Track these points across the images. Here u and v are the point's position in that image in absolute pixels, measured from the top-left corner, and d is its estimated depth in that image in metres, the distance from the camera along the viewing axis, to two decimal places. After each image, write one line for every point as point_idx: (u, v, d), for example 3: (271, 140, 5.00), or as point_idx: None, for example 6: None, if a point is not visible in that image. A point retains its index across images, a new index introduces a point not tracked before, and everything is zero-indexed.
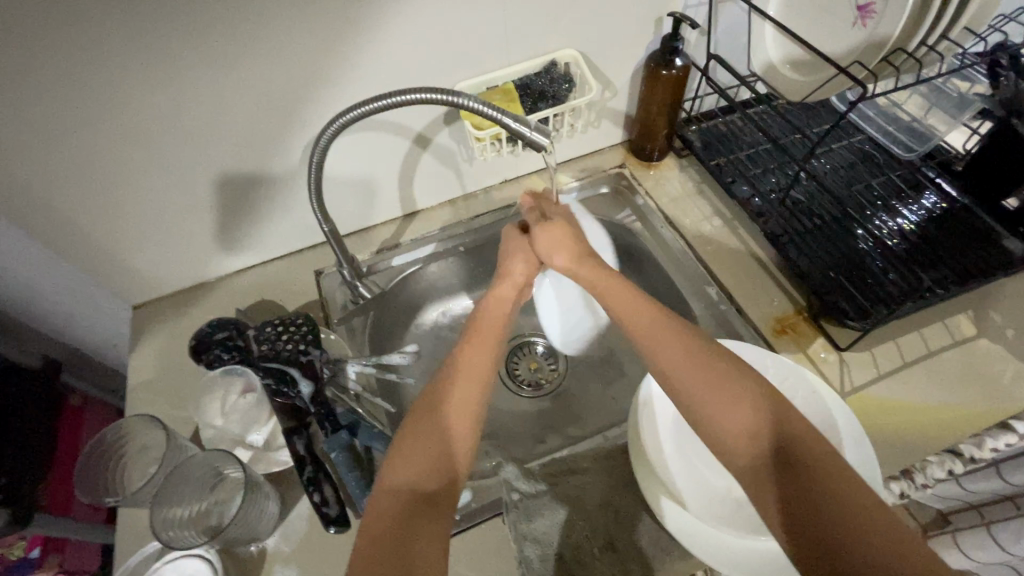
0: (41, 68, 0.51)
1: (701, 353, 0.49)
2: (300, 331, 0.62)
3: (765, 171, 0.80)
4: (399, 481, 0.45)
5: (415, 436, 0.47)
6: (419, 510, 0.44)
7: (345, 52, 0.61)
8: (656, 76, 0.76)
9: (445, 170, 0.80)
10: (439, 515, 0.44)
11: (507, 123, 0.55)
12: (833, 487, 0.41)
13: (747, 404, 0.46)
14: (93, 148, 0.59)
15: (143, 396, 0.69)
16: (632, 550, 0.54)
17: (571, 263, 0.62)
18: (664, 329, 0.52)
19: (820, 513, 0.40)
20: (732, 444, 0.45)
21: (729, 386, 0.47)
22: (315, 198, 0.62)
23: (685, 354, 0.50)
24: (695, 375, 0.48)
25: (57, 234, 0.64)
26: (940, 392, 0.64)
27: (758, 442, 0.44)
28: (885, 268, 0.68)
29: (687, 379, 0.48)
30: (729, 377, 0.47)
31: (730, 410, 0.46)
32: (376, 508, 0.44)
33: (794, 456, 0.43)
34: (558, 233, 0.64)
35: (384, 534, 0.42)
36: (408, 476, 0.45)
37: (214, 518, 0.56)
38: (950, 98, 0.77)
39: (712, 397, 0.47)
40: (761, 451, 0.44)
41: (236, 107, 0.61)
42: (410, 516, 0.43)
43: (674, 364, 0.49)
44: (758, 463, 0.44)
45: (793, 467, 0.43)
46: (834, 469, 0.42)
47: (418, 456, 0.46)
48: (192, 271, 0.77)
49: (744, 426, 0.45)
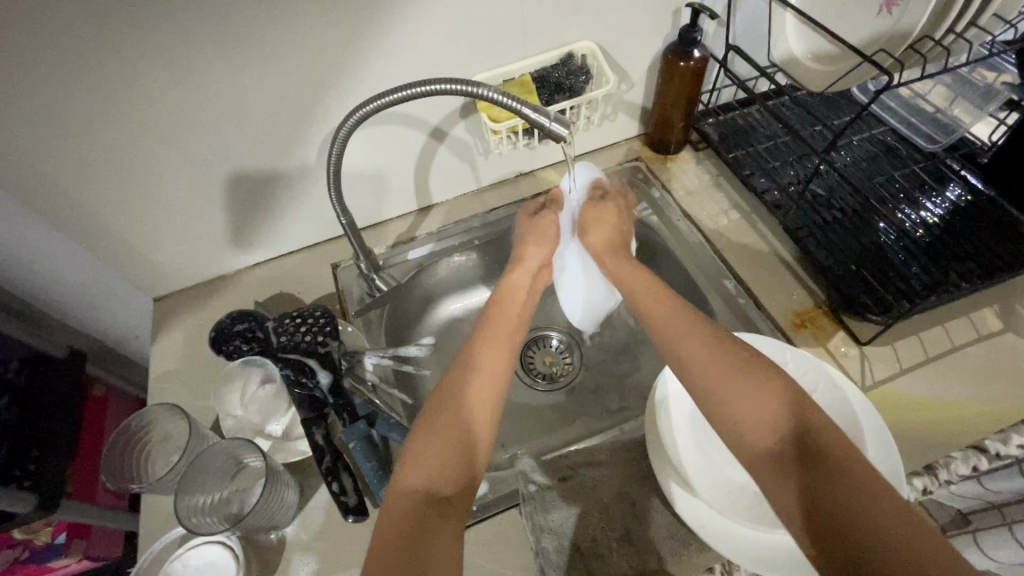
0: (66, 64, 0.52)
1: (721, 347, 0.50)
2: (317, 323, 0.64)
3: (784, 164, 0.79)
4: (413, 479, 0.45)
5: (428, 436, 0.48)
6: (432, 509, 0.44)
7: (363, 46, 0.62)
8: (673, 67, 0.75)
9: (460, 162, 0.80)
10: (451, 515, 0.44)
11: (526, 114, 0.55)
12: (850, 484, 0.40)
13: (768, 397, 0.46)
14: (117, 142, 0.60)
15: (165, 386, 0.71)
16: (649, 543, 0.54)
17: (603, 249, 0.70)
18: (685, 318, 0.54)
19: (840, 511, 0.39)
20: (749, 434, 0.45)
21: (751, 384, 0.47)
22: (333, 190, 0.62)
23: (703, 345, 0.51)
24: (713, 366, 0.49)
25: (81, 228, 0.66)
26: (964, 388, 0.62)
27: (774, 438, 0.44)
28: (908, 261, 0.67)
29: (704, 377, 0.49)
30: (749, 372, 0.47)
31: (751, 402, 0.46)
32: (389, 507, 0.44)
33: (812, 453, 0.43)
34: (608, 223, 0.72)
35: (396, 532, 0.42)
36: (422, 474, 0.45)
37: (235, 506, 0.58)
38: (976, 89, 0.75)
39: (731, 394, 0.47)
40: (783, 452, 0.44)
41: (255, 101, 0.62)
42: (423, 515, 0.43)
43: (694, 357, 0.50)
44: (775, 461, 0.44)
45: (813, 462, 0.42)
46: (857, 466, 0.41)
47: (432, 454, 0.47)
48: (211, 264, 0.78)
49: (763, 419, 0.45)
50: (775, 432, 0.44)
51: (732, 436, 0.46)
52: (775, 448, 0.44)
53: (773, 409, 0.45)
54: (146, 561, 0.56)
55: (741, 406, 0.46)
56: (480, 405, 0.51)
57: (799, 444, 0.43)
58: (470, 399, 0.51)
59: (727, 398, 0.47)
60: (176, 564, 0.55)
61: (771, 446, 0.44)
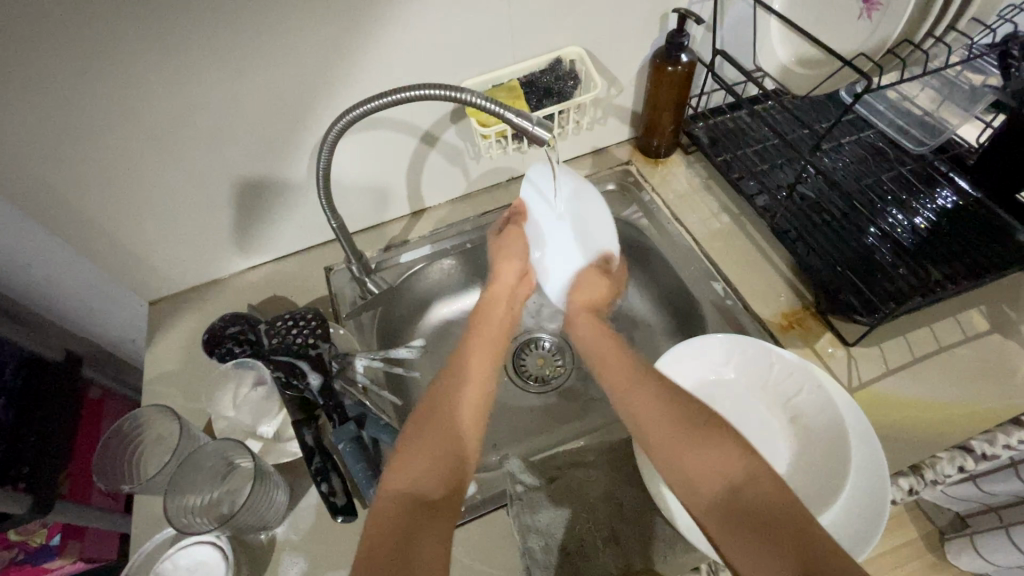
0: (60, 72, 0.53)
1: (678, 403, 0.52)
2: (308, 325, 0.65)
3: (773, 167, 0.80)
4: (403, 480, 0.46)
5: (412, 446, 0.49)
6: (421, 508, 0.45)
7: (352, 53, 0.63)
8: (661, 72, 0.76)
9: (452, 167, 0.81)
10: (439, 515, 0.45)
11: (510, 119, 0.56)
12: (792, 528, 0.42)
13: (718, 451, 0.47)
14: (110, 149, 0.61)
15: (160, 388, 0.71)
16: (636, 542, 0.54)
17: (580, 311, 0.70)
18: (637, 378, 0.57)
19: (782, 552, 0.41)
20: (698, 489, 0.47)
21: (701, 429, 0.49)
22: (323, 194, 0.63)
23: (655, 403, 0.53)
24: (662, 424, 0.51)
25: (76, 233, 0.67)
26: (951, 389, 0.63)
27: (720, 485, 0.46)
28: (895, 262, 0.68)
29: (654, 429, 0.51)
30: (700, 421, 0.50)
31: (700, 460, 0.47)
32: (379, 508, 0.45)
33: (759, 504, 0.44)
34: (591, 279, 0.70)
35: (385, 529, 0.43)
36: (412, 476, 0.47)
37: (225, 507, 0.58)
38: (963, 91, 0.73)
39: (674, 442, 0.49)
40: (728, 497, 0.45)
41: (247, 109, 0.63)
42: (412, 516, 0.44)
43: (647, 410, 0.53)
44: (721, 506, 0.45)
45: (764, 512, 0.43)
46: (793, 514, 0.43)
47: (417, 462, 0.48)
48: (207, 268, 0.79)
49: (704, 472, 0.47)
50: (722, 487, 0.46)
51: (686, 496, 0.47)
52: (724, 506, 0.45)
53: (725, 465, 0.47)
54: (137, 560, 0.57)
55: (691, 461, 0.48)
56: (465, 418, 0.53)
57: (747, 495, 0.45)
58: (458, 410, 0.54)
59: (680, 456, 0.48)
60: (166, 564, 0.55)
61: (717, 496, 0.46)
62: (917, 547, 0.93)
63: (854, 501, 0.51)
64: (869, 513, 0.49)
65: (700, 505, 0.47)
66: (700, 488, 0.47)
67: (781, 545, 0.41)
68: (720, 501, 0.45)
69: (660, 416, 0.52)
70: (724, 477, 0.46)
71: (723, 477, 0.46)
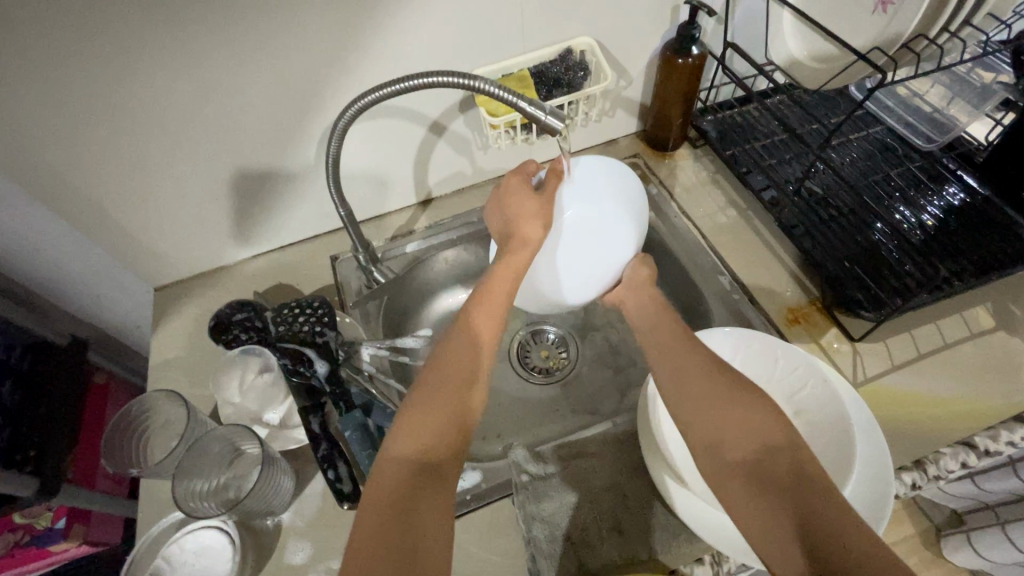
0: (69, 52, 0.52)
1: (715, 372, 0.52)
2: (314, 313, 0.64)
3: (781, 161, 0.79)
4: (405, 449, 0.45)
5: (422, 408, 0.47)
6: (424, 478, 0.44)
7: (362, 39, 0.62)
8: (672, 64, 0.75)
9: (459, 157, 0.81)
10: (444, 488, 0.44)
11: (522, 108, 0.56)
12: (814, 499, 0.43)
13: (754, 414, 0.48)
14: (116, 132, 0.60)
15: (165, 374, 0.71)
16: (639, 533, 0.55)
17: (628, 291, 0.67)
18: (674, 346, 0.56)
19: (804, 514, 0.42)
20: (719, 453, 0.47)
21: (740, 391, 0.49)
22: (331, 180, 0.63)
23: (700, 364, 0.53)
24: (694, 388, 0.51)
25: (82, 217, 0.66)
26: (956, 386, 0.63)
27: (751, 446, 0.46)
28: (902, 259, 0.68)
29: (692, 388, 0.51)
30: (741, 383, 0.50)
31: (734, 427, 0.47)
32: (377, 481, 0.43)
33: (784, 472, 0.45)
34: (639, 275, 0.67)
35: (385, 500, 0.42)
36: (412, 445, 0.45)
37: (232, 492, 0.58)
38: (974, 88, 0.74)
39: (708, 402, 0.49)
40: (751, 458, 0.46)
41: (255, 93, 0.63)
42: (417, 480, 0.43)
43: (688, 369, 0.53)
44: (746, 465, 0.46)
45: (787, 481, 0.44)
46: (824, 484, 0.44)
47: (424, 426, 0.46)
48: (213, 255, 0.79)
49: (727, 436, 0.47)
50: (754, 448, 0.46)
51: (707, 452, 0.48)
52: (750, 467, 0.46)
53: (761, 428, 0.47)
54: (144, 545, 0.57)
55: (723, 422, 0.48)
56: (471, 377, 0.50)
57: (778, 459, 0.45)
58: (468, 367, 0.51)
59: (714, 420, 0.48)
60: (173, 547, 0.56)
61: (739, 462, 0.46)
62: (913, 543, 0.94)
63: (855, 496, 0.51)
64: (869, 508, 0.50)
65: (720, 461, 0.47)
66: (728, 447, 0.47)
67: (797, 510, 0.42)
68: (747, 460, 0.46)
69: (700, 376, 0.52)
70: (759, 443, 0.46)
71: (750, 445, 0.46)
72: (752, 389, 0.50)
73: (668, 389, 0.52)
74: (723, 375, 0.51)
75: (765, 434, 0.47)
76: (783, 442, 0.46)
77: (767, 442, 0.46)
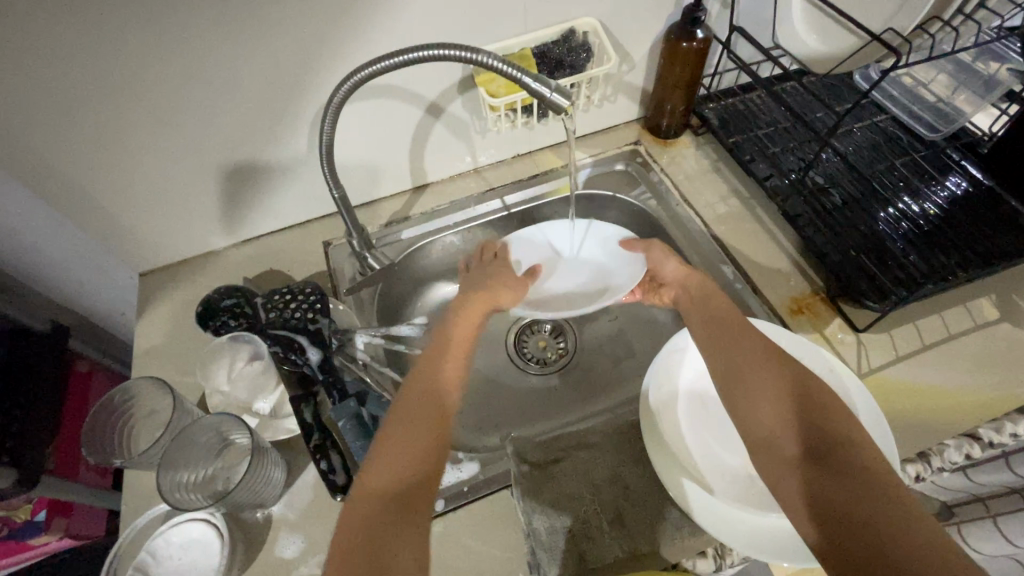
0: (52, 20, 0.50)
1: (775, 368, 0.51)
2: (307, 299, 0.64)
3: (785, 150, 0.78)
4: (380, 482, 0.43)
5: (394, 442, 0.46)
6: (398, 509, 0.42)
7: (358, 13, 0.60)
8: (675, 49, 0.74)
9: (456, 141, 0.78)
10: (417, 520, 0.42)
11: (527, 84, 0.53)
12: (878, 500, 0.41)
13: (809, 412, 0.48)
14: (98, 110, 0.57)
15: (149, 363, 0.69)
16: (642, 526, 0.53)
17: (680, 279, 0.66)
18: (729, 334, 0.56)
19: (857, 510, 0.41)
20: (777, 446, 0.47)
21: (793, 389, 0.50)
22: (325, 163, 0.60)
23: (756, 357, 0.53)
24: (754, 383, 0.51)
25: (61, 199, 0.63)
26: (959, 377, 0.62)
27: (805, 443, 0.46)
28: (907, 249, 0.67)
29: (745, 381, 0.51)
30: (799, 381, 0.50)
31: (785, 422, 0.48)
32: (355, 507, 0.42)
33: (851, 470, 0.44)
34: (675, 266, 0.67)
35: (362, 532, 0.40)
36: (386, 476, 0.44)
37: (221, 483, 0.56)
38: (978, 78, 0.73)
39: (760, 398, 0.50)
40: (804, 453, 0.46)
41: (248, 70, 0.60)
42: (393, 511, 0.42)
43: (743, 362, 0.53)
44: (798, 461, 0.46)
45: (849, 476, 0.43)
46: (887, 483, 0.43)
47: (397, 458, 0.45)
48: (199, 240, 0.76)
49: (784, 432, 0.48)
50: (806, 444, 0.46)
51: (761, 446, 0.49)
52: (806, 461, 0.46)
53: (818, 425, 0.47)
54: (129, 539, 0.55)
55: (773, 416, 0.49)
56: (440, 410, 0.49)
57: (832, 455, 0.45)
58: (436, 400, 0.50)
59: (767, 414, 0.49)
60: (157, 541, 0.54)
61: (798, 457, 0.46)
62: None
63: None
64: None
65: (774, 453, 0.48)
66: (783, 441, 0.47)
67: (854, 507, 0.42)
68: (804, 455, 0.46)
69: (758, 369, 0.52)
70: (817, 437, 0.46)
71: (806, 438, 0.47)
72: (807, 387, 0.50)
73: (726, 384, 0.53)
74: (782, 368, 0.51)
75: (826, 431, 0.46)
76: (842, 440, 0.46)
77: (831, 442, 0.46)
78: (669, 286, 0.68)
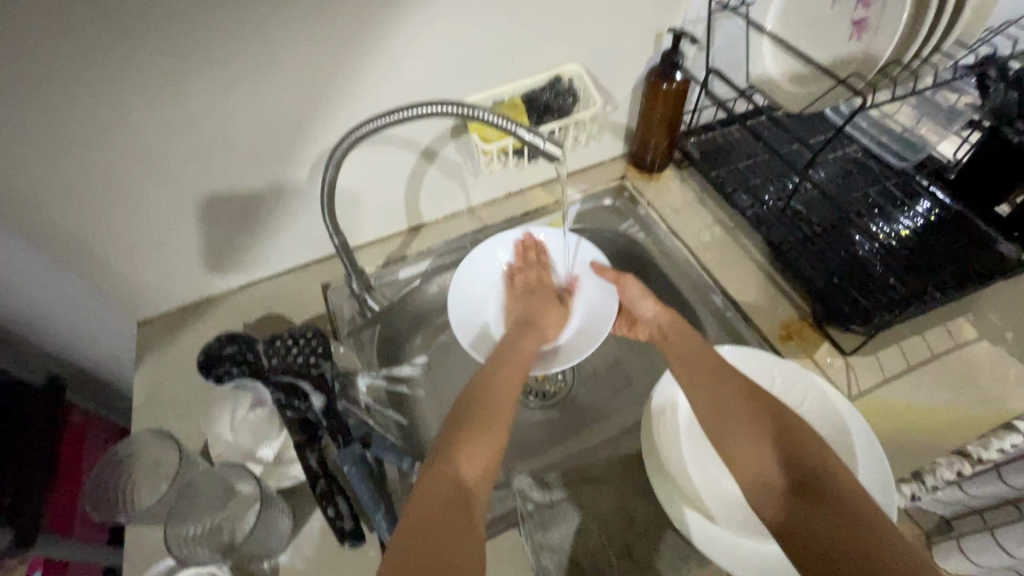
0: (67, 82, 0.52)
1: (756, 401, 0.53)
2: (309, 344, 0.63)
3: (764, 182, 0.82)
4: (428, 506, 0.45)
5: (436, 475, 0.47)
6: (443, 529, 0.43)
7: (356, 67, 0.63)
8: (656, 89, 0.78)
9: (450, 183, 0.81)
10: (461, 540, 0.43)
11: (522, 135, 0.56)
12: (864, 527, 0.43)
13: (791, 443, 0.49)
14: (106, 161, 0.59)
15: (150, 412, 0.69)
16: (649, 558, 0.54)
17: (659, 315, 0.68)
18: (708, 369, 0.57)
19: (844, 539, 0.42)
20: (767, 478, 0.49)
21: (769, 422, 0.51)
22: (326, 210, 0.62)
23: (736, 392, 0.54)
24: (737, 420, 0.52)
25: (67, 249, 0.65)
26: (945, 397, 0.64)
27: (791, 474, 0.48)
28: (886, 273, 0.70)
29: (727, 418, 0.53)
30: (777, 413, 0.52)
31: (770, 454, 0.50)
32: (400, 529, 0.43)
33: (834, 500, 0.45)
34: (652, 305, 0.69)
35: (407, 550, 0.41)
36: (428, 501, 0.45)
37: (226, 534, 0.55)
38: (941, 110, 0.80)
39: (743, 434, 0.52)
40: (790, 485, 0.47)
41: (249, 122, 0.63)
42: (436, 530, 0.43)
43: (724, 399, 0.54)
44: (786, 493, 0.47)
45: (835, 505, 0.44)
46: (870, 510, 0.44)
47: (437, 487, 0.46)
48: (200, 285, 0.77)
49: (772, 465, 0.49)
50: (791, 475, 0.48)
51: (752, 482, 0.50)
52: (792, 493, 0.47)
53: (800, 455, 0.48)
54: None
55: (757, 450, 0.50)
56: (485, 443, 0.51)
57: (818, 484, 0.46)
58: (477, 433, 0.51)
59: (751, 448, 0.51)
60: None
61: (785, 490, 0.47)
62: None
63: None
64: None
65: (763, 488, 0.49)
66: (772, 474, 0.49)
67: (843, 532, 0.43)
68: (790, 487, 0.47)
69: (738, 405, 0.53)
70: (801, 467, 0.48)
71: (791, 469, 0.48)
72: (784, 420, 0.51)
73: (713, 424, 0.54)
74: (760, 403, 0.53)
75: (809, 461, 0.48)
76: (824, 470, 0.47)
77: (813, 471, 0.47)
78: (644, 322, 0.70)
